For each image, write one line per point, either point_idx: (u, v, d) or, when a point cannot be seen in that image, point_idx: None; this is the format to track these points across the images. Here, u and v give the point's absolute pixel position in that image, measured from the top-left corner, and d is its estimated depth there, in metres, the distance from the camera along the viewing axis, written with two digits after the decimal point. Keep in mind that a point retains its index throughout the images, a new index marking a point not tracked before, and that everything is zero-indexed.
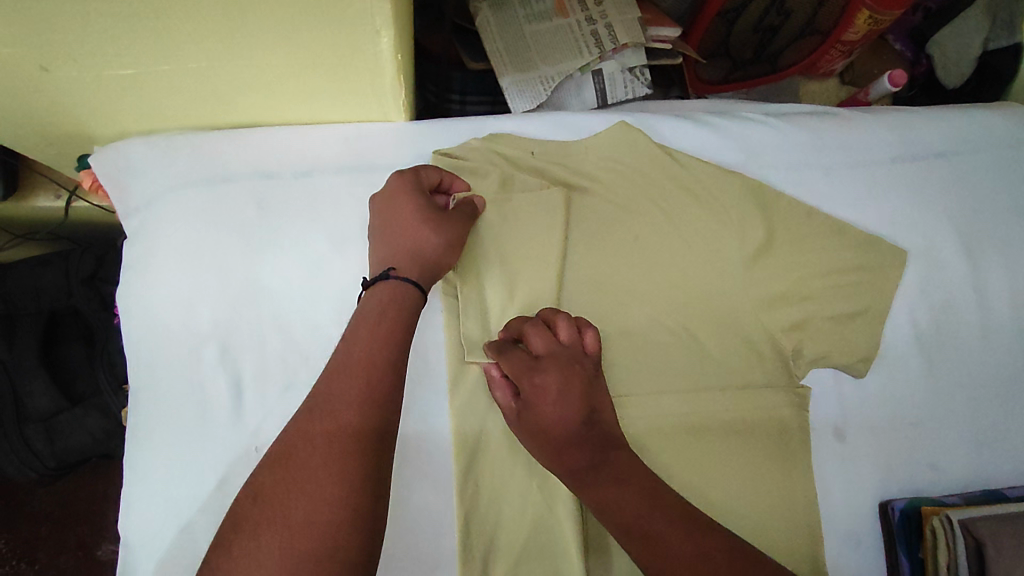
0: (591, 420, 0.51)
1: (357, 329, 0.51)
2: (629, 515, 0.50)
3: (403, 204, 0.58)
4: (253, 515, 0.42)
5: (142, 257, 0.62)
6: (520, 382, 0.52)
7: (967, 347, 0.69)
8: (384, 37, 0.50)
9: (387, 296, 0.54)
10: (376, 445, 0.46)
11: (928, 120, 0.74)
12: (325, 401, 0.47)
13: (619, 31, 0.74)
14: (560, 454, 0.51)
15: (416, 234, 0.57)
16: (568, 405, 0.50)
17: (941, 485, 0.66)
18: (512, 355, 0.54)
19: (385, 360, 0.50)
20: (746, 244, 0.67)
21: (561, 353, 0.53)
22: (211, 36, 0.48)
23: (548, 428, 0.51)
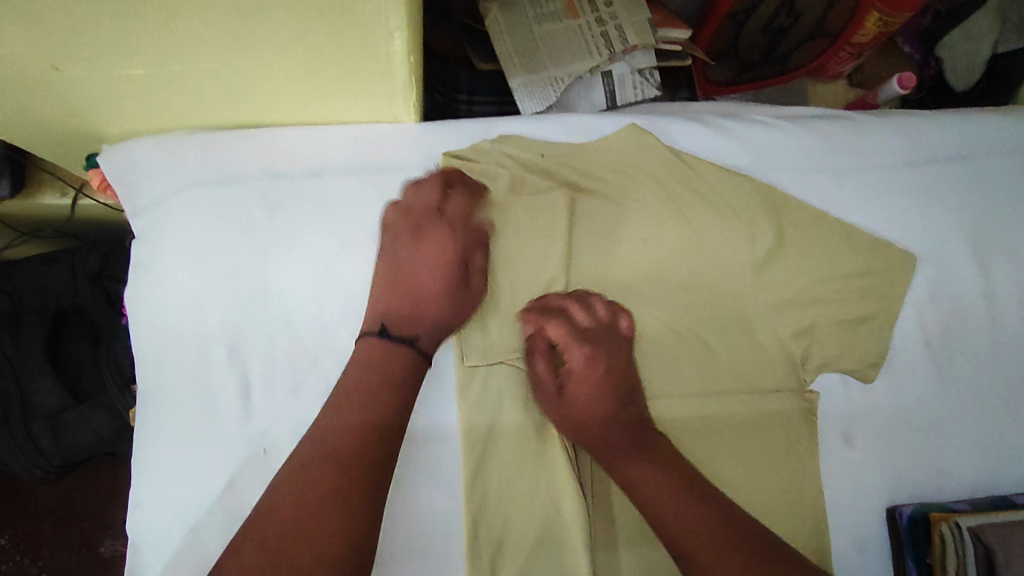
0: (628, 393, 0.58)
1: (347, 396, 0.52)
2: (658, 491, 0.54)
3: (436, 261, 0.60)
4: (268, 522, 0.46)
5: (151, 257, 0.62)
6: (572, 351, 0.59)
7: (976, 352, 0.68)
8: (397, 39, 0.50)
9: (397, 368, 0.55)
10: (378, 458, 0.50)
11: (939, 124, 0.74)
12: (312, 469, 0.48)
13: (630, 33, 0.73)
14: (604, 421, 0.57)
15: (444, 305, 0.59)
16: (611, 378, 0.58)
17: (949, 491, 0.66)
18: (560, 325, 0.60)
19: (372, 426, 0.51)
20: (756, 248, 0.66)
21: (603, 331, 0.60)
22: (224, 36, 0.48)
23: (594, 394, 0.58)
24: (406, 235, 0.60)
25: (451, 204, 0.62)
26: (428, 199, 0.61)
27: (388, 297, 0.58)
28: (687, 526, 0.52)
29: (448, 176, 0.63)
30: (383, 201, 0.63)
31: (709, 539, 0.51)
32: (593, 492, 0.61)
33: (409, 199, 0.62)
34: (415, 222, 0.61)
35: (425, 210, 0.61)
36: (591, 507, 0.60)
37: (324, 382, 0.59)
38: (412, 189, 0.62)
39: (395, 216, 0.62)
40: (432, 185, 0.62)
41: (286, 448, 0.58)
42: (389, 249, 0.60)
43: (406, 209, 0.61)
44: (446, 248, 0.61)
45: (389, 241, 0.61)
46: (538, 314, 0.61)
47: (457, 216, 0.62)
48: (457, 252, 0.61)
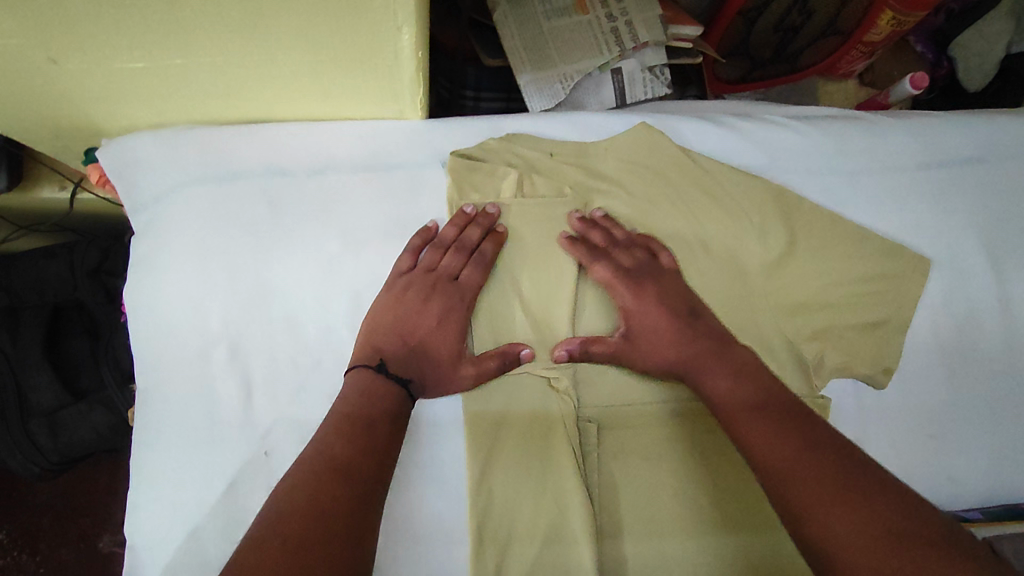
0: (692, 313, 0.59)
1: (342, 424, 0.50)
2: (742, 399, 0.52)
3: (443, 327, 0.58)
4: (285, 512, 0.43)
5: (151, 253, 0.61)
6: (620, 288, 0.60)
7: (989, 358, 0.67)
8: (405, 34, 0.48)
9: (393, 409, 0.53)
10: (382, 465, 0.50)
11: (954, 126, 0.73)
12: (308, 482, 0.46)
13: (640, 28, 0.71)
14: (681, 339, 0.57)
15: (440, 371, 0.57)
16: (668, 303, 0.59)
17: (960, 499, 0.65)
18: (602, 264, 0.61)
19: (368, 455, 0.49)
20: (767, 250, 0.65)
21: (645, 266, 0.61)
22: (226, 29, 0.46)
23: (654, 323, 0.59)
24: (419, 288, 0.59)
25: (473, 272, 0.60)
26: (452, 261, 0.60)
27: (387, 338, 0.57)
28: (762, 433, 0.49)
29: (477, 238, 0.61)
30: (387, 200, 0.62)
31: (792, 447, 0.47)
32: (600, 499, 0.59)
33: (434, 256, 0.60)
34: (433, 280, 0.59)
35: (446, 271, 0.60)
36: (600, 514, 0.59)
37: (327, 385, 0.58)
38: (437, 244, 0.61)
39: (415, 266, 0.60)
40: (460, 247, 0.60)
41: (287, 451, 0.57)
42: (399, 296, 0.59)
43: (428, 265, 0.60)
44: (456, 316, 0.59)
45: (400, 287, 0.59)
46: (582, 253, 0.61)
47: (474, 286, 0.60)
48: (464, 324, 0.59)
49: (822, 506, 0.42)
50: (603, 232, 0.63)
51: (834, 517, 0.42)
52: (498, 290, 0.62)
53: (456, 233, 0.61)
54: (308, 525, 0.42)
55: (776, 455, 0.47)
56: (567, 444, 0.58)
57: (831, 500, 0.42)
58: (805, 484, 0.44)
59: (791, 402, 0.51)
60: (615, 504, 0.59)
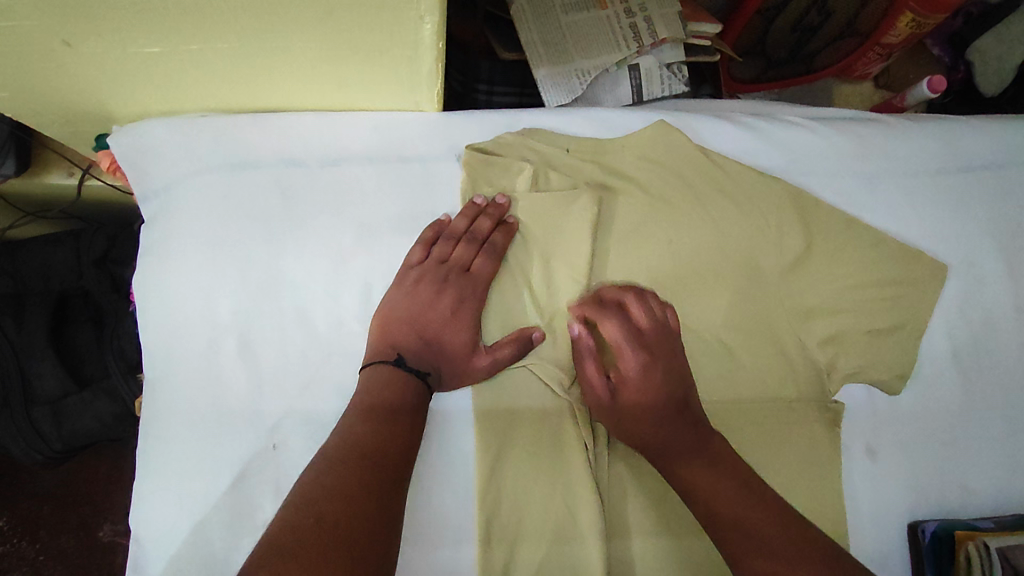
0: (687, 393, 0.56)
1: (366, 415, 0.51)
2: (715, 492, 0.51)
3: (456, 319, 0.58)
4: (316, 495, 0.44)
5: (160, 242, 0.60)
6: (627, 354, 0.56)
7: (1004, 367, 0.67)
8: (427, 24, 0.48)
9: (414, 401, 0.54)
10: (407, 450, 0.50)
11: (974, 131, 0.72)
12: (335, 468, 0.46)
13: (659, 24, 0.71)
14: (664, 420, 0.55)
15: (455, 363, 0.57)
16: (672, 381, 0.56)
17: (972, 508, 0.64)
18: (616, 322, 0.57)
19: (393, 446, 0.50)
20: (784, 253, 0.65)
21: (662, 331, 0.58)
22: (245, 15, 0.45)
23: (649, 397, 0.56)
24: (432, 280, 0.58)
25: (484, 262, 0.60)
26: (463, 252, 0.59)
27: (401, 332, 0.57)
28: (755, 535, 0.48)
29: (487, 228, 0.60)
30: (401, 193, 0.61)
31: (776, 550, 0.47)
32: (609, 496, 0.59)
33: (445, 247, 0.59)
34: (445, 272, 0.59)
35: (458, 263, 0.59)
36: (610, 512, 0.59)
37: (337, 380, 0.58)
38: (448, 235, 0.60)
39: (426, 259, 0.59)
40: (471, 238, 0.60)
41: (295, 445, 0.56)
42: (410, 288, 0.58)
43: (439, 256, 0.59)
44: (469, 307, 0.59)
45: (412, 280, 0.58)
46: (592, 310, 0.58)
47: (485, 276, 0.60)
48: (477, 315, 0.59)
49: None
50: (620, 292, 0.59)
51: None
52: (512, 287, 0.61)
53: (466, 224, 0.60)
54: (333, 504, 0.43)
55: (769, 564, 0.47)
56: (578, 439, 0.58)
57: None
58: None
59: (770, 494, 0.51)
60: (623, 504, 0.59)
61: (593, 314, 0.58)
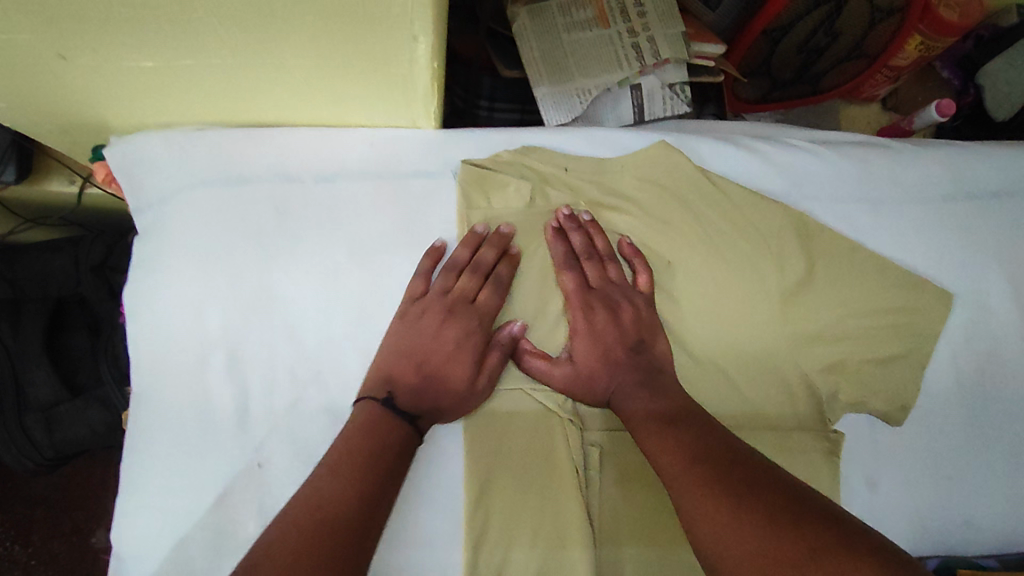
0: (637, 342, 0.58)
1: (340, 462, 0.48)
2: (646, 413, 0.53)
3: (460, 351, 0.57)
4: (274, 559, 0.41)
5: (152, 256, 0.59)
6: (575, 308, 0.59)
7: (1010, 402, 0.65)
8: (422, 44, 0.47)
9: (395, 447, 0.51)
10: (375, 505, 0.47)
11: (983, 158, 0.70)
12: (304, 520, 0.44)
13: (663, 45, 0.70)
14: (609, 363, 0.58)
15: (456, 399, 0.56)
16: (619, 331, 0.58)
17: (974, 545, 0.63)
18: (572, 272, 0.60)
19: (360, 495, 0.47)
20: (785, 279, 0.63)
21: (613, 283, 0.60)
22: (239, 33, 0.45)
23: (594, 345, 0.58)
24: (435, 312, 0.57)
25: (489, 295, 0.58)
26: (467, 284, 0.58)
27: (401, 365, 0.55)
28: (669, 445, 0.50)
29: (491, 259, 0.59)
30: (395, 209, 0.61)
31: (686, 455, 0.48)
32: (600, 519, 0.59)
33: (448, 278, 0.58)
34: (448, 305, 0.57)
35: (463, 294, 0.58)
36: (599, 539, 0.58)
37: (327, 398, 0.57)
38: (450, 265, 0.59)
39: (428, 290, 0.58)
40: (475, 269, 0.58)
41: (281, 464, 0.56)
42: (413, 321, 0.57)
43: (442, 287, 0.58)
44: (473, 340, 0.57)
45: (416, 312, 0.57)
46: (556, 259, 0.60)
47: (492, 310, 0.58)
48: (483, 346, 0.58)
49: (705, 512, 0.44)
50: (586, 233, 0.61)
51: (713, 516, 0.44)
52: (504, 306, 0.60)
53: (468, 254, 0.59)
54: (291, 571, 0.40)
55: (677, 465, 0.48)
56: (570, 463, 0.58)
57: (716, 506, 0.44)
58: (697, 503, 0.45)
59: (702, 417, 0.52)
60: (616, 529, 0.59)
61: (554, 264, 0.61)
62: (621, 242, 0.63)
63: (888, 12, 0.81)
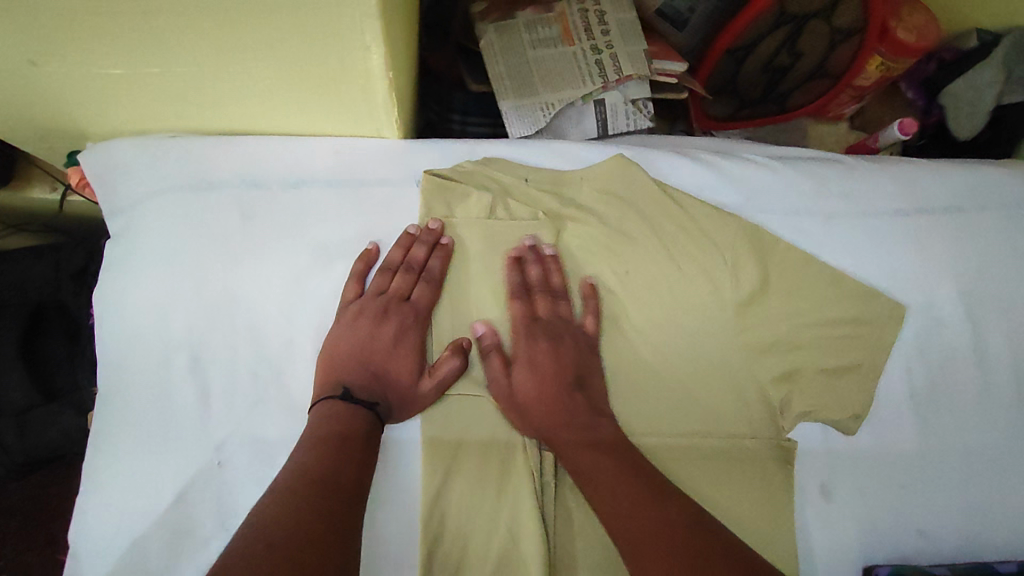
0: (575, 381, 0.60)
1: (318, 445, 0.53)
2: (592, 472, 0.55)
3: (400, 349, 0.59)
4: (273, 523, 0.46)
5: (121, 259, 0.61)
6: (518, 339, 0.61)
7: (962, 412, 0.67)
8: (376, 55, 0.49)
9: (364, 432, 0.55)
10: (354, 477, 0.52)
11: (934, 176, 0.72)
12: (291, 490, 0.49)
13: (624, 61, 0.73)
14: (547, 401, 0.59)
15: (404, 394, 0.58)
16: (562, 365, 0.60)
17: (928, 553, 0.64)
18: (521, 303, 0.61)
19: (343, 472, 0.52)
20: (740, 289, 0.65)
21: (559, 320, 0.62)
22: (200, 42, 0.47)
23: (535, 376, 0.60)
24: (371, 313, 0.59)
25: (423, 290, 0.61)
26: (401, 283, 0.60)
27: (348, 367, 0.58)
28: (629, 507, 0.52)
29: (422, 256, 0.61)
30: (358, 216, 0.62)
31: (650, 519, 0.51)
32: (555, 525, 0.59)
33: (382, 278, 0.60)
34: (384, 304, 0.60)
35: (397, 293, 0.60)
36: (553, 543, 0.59)
37: (287, 399, 0.59)
38: (384, 267, 0.61)
39: (363, 293, 0.60)
40: (408, 268, 0.60)
41: (240, 463, 0.57)
42: (350, 323, 0.59)
43: (377, 289, 0.60)
44: (412, 336, 0.60)
45: (351, 314, 0.59)
46: (512, 283, 0.62)
47: (427, 303, 0.61)
48: (421, 343, 0.60)
49: None
50: (543, 268, 0.63)
51: None
52: (462, 312, 0.62)
53: (401, 255, 0.61)
54: (287, 531, 0.45)
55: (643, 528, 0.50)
56: (527, 465, 0.59)
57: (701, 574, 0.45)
58: (656, 551, 0.48)
59: (651, 479, 0.55)
60: (569, 534, 0.60)
61: (506, 292, 0.62)
62: (583, 282, 0.65)
63: (847, 34, 0.83)
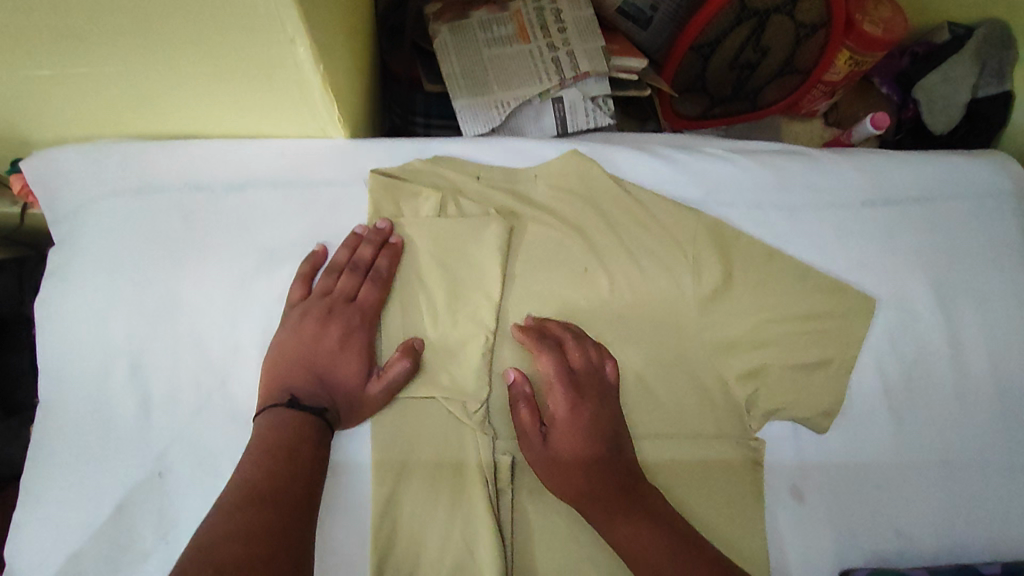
0: (615, 439, 0.56)
1: (263, 459, 0.51)
2: (647, 549, 0.52)
3: (346, 351, 0.57)
4: (221, 553, 0.43)
5: (63, 265, 0.59)
6: (558, 393, 0.57)
7: (939, 408, 0.64)
8: (302, 46, 0.48)
9: (314, 439, 0.53)
10: (303, 488, 0.51)
11: (901, 165, 0.70)
12: (235, 507, 0.47)
13: (581, 58, 0.72)
14: (591, 464, 0.55)
15: (353, 398, 0.56)
16: (599, 424, 0.57)
17: (907, 556, 0.61)
18: (552, 357, 0.58)
19: (292, 483, 0.50)
20: (701, 285, 0.63)
21: (591, 372, 0.59)
22: (123, 39, 0.46)
23: (575, 438, 0.56)
24: (316, 315, 0.57)
25: (370, 289, 0.59)
26: (347, 283, 0.58)
27: (292, 371, 0.56)
28: None
29: (369, 256, 0.59)
30: (305, 217, 0.61)
31: None
32: (513, 532, 0.57)
33: (327, 279, 0.59)
34: (329, 305, 0.58)
35: (342, 294, 0.58)
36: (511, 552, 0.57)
37: (228, 407, 0.57)
38: (330, 267, 0.59)
39: (308, 294, 0.58)
40: (354, 268, 0.59)
41: (181, 474, 0.55)
42: (295, 327, 0.57)
43: (322, 290, 0.58)
44: (360, 337, 0.58)
45: (295, 317, 0.57)
46: (531, 339, 0.59)
47: (373, 303, 0.59)
48: (369, 344, 0.58)
49: None
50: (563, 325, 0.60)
51: None
52: (413, 313, 0.60)
53: (348, 255, 0.59)
54: (236, 555, 0.43)
55: None
56: (479, 475, 0.57)
57: None
58: None
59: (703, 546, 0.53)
60: (529, 541, 0.57)
61: (533, 349, 0.59)
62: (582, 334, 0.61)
63: (813, 28, 0.81)
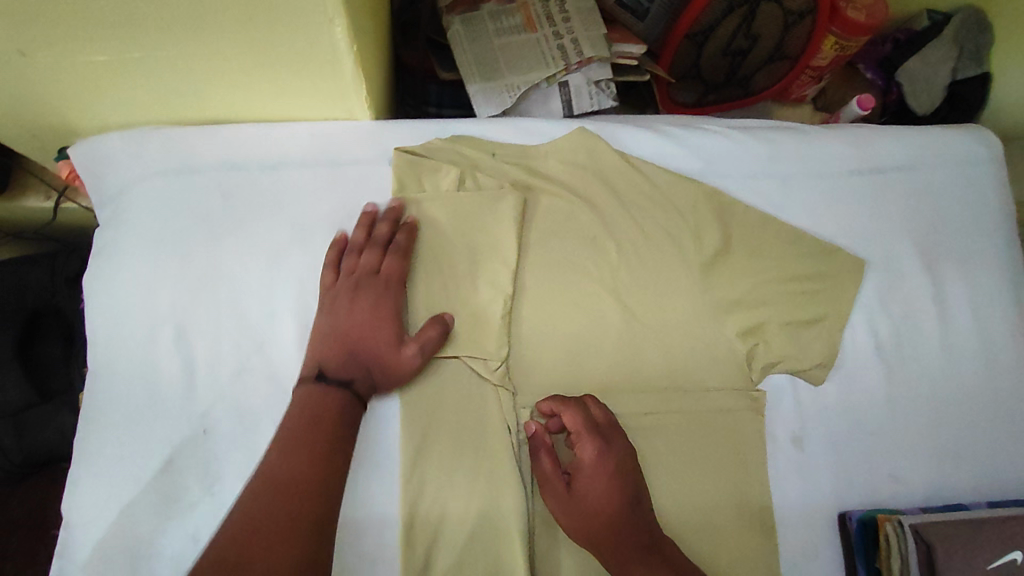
0: (633, 495, 0.58)
1: (294, 422, 0.55)
2: None
3: (377, 320, 0.60)
4: (251, 515, 0.49)
5: (110, 242, 0.64)
6: (584, 443, 0.58)
7: (926, 360, 0.69)
8: (339, 28, 0.52)
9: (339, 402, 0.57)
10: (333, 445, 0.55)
11: (888, 138, 0.75)
12: (267, 469, 0.52)
13: (584, 44, 0.77)
14: (615, 514, 0.57)
15: (386, 366, 0.59)
16: (620, 480, 0.58)
17: (901, 497, 0.66)
18: (577, 412, 0.59)
19: (320, 442, 0.54)
20: (702, 249, 0.68)
21: (613, 427, 0.60)
22: (178, 25, 0.51)
23: (598, 493, 0.57)
24: (346, 292, 0.61)
25: (392, 263, 0.62)
26: (369, 258, 0.62)
27: (327, 348, 0.59)
28: None
29: (386, 233, 0.63)
30: (334, 193, 0.66)
31: None
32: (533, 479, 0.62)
33: (352, 258, 0.62)
34: (355, 281, 0.61)
35: (366, 269, 0.62)
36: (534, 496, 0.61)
37: (268, 367, 0.61)
38: (351, 248, 0.63)
39: (337, 278, 0.62)
40: (374, 245, 0.63)
41: (225, 429, 0.59)
42: (328, 307, 0.61)
43: (348, 269, 0.62)
44: (389, 305, 0.61)
45: (329, 300, 0.61)
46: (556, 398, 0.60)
47: (397, 275, 0.62)
48: (399, 313, 0.61)
49: None
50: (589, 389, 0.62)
51: None
52: (436, 280, 0.65)
53: (365, 233, 0.63)
54: (264, 513, 0.49)
55: None
56: (502, 425, 0.62)
57: None
58: None
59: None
60: None
61: (558, 404, 0.59)
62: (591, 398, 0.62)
63: (801, 15, 0.85)
